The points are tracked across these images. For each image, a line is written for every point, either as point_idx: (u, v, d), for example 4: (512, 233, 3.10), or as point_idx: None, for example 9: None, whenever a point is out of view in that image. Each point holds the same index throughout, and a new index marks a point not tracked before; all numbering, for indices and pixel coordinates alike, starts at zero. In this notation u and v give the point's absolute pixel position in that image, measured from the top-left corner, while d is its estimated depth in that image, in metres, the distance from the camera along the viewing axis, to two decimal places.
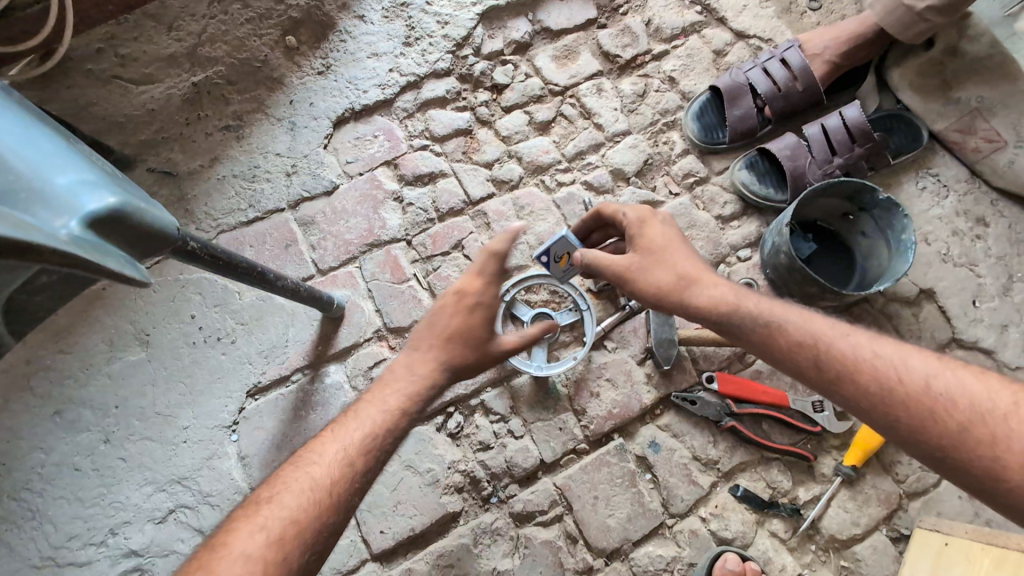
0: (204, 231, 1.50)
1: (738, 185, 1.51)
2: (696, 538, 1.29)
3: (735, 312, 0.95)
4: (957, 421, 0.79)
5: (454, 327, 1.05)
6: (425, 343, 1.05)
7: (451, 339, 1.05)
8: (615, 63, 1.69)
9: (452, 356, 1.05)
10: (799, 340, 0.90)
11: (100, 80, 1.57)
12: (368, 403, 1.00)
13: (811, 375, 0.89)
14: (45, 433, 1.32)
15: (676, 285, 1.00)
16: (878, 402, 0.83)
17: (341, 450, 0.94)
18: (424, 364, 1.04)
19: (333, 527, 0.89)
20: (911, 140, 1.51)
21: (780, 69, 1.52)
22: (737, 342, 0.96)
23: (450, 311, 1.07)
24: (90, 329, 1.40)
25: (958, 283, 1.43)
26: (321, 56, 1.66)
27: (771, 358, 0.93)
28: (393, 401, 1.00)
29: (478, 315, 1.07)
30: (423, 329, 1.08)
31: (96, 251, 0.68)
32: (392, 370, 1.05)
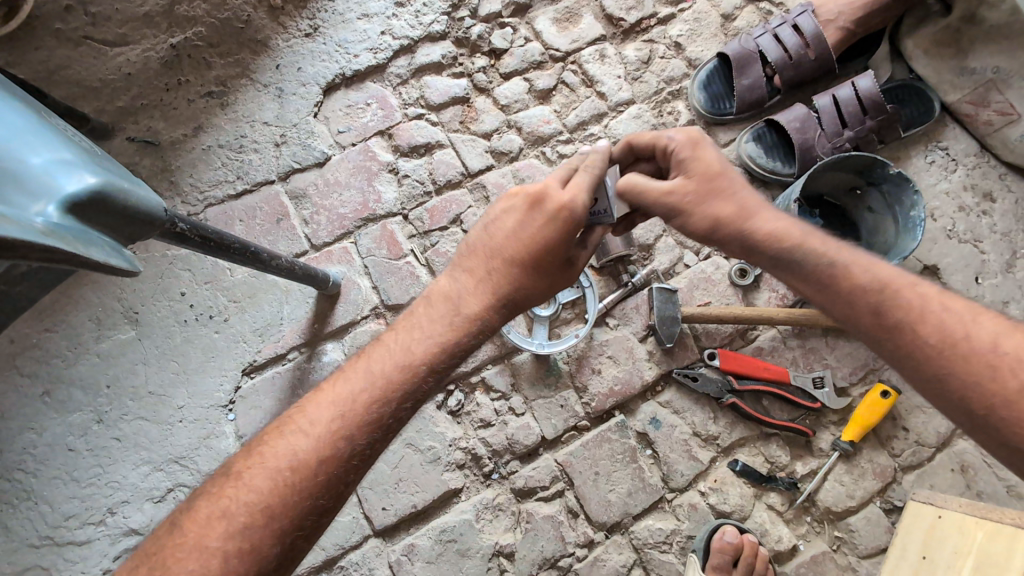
0: (191, 205, 1.44)
1: (745, 157, 1.47)
2: (695, 512, 1.31)
3: (797, 248, 0.94)
4: (1012, 387, 0.79)
5: (524, 239, 0.94)
6: (483, 261, 0.96)
7: (513, 259, 0.94)
8: (619, 28, 1.61)
9: (513, 283, 0.95)
10: (859, 287, 0.90)
11: (69, 40, 1.46)
12: (394, 338, 0.93)
13: (867, 325, 0.90)
14: (35, 412, 1.29)
15: (735, 221, 0.96)
16: (936, 356, 0.84)
17: (330, 419, 0.85)
18: (478, 292, 0.95)
19: (316, 509, 0.82)
20: (923, 112, 1.47)
21: (791, 35, 1.46)
22: (797, 282, 0.96)
23: (524, 218, 0.95)
24: (76, 307, 1.35)
25: (963, 260, 1.42)
26: (308, 16, 1.57)
27: (827, 304, 0.94)
28: (408, 356, 0.91)
29: (553, 226, 0.93)
30: (484, 240, 0.97)
31: (78, 240, 0.62)
32: (433, 302, 0.96)
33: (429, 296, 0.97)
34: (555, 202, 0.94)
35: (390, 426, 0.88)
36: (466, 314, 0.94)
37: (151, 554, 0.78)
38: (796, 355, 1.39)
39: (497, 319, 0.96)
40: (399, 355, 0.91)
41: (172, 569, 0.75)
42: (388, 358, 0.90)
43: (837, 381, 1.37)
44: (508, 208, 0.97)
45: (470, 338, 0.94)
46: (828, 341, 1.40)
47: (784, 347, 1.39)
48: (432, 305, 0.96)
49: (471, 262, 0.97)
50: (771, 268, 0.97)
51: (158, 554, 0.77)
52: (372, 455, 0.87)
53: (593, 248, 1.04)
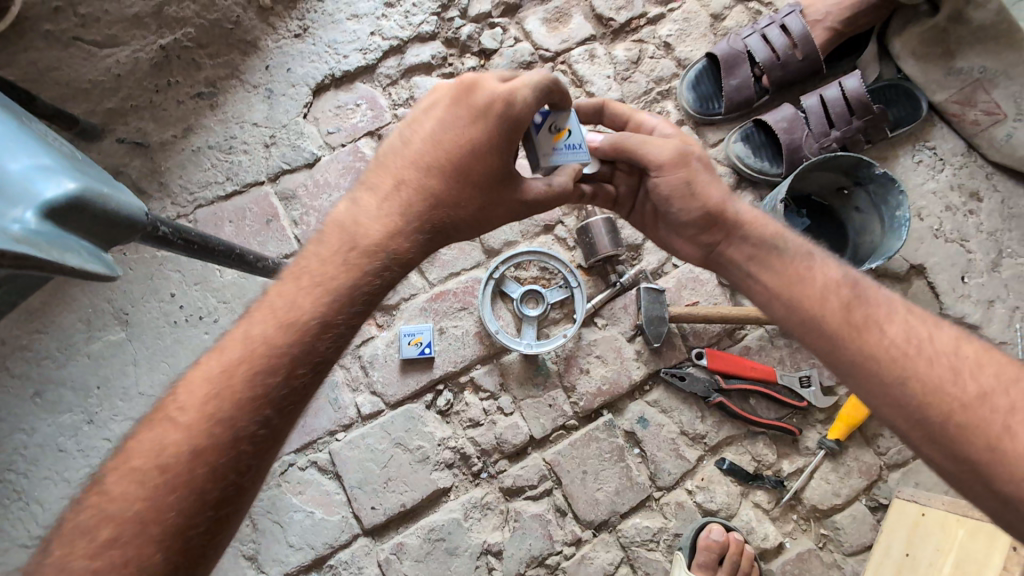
0: (180, 206, 1.44)
1: (733, 158, 1.48)
2: (682, 510, 1.32)
3: (774, 241, 0.97)
4: (972, 392, 0.77)
5: (446, 144, 0.83)
6: (394, 172, 0.84)
7: (432, 165, 0.83)
8: (609, 28, 1.62)
9: (432, 194, 0.83)
10: (828, 283, 0.90)
11: (58, 42, 1.45)
12: (284, 290, 0.78)
13: (831, 320, 0.87)
14: (26, 413, 1.30)
15: (715, 205, 0.97)
16: (893, 357, 0.82)
17: (204, 400, 0.72)
18: (392, 204, 0.83)
19: (202, 508, 0.69)
20: (910, 112, 1.47)
21: (779, 36, 1.46)
22: (762, 272, 0.96)
23: (444, 118, 0.84)
24: (66, 308, 1.36)
25: (950, 259, 1.43)
26: (297, 17, 1.57)
27: (792, 296, 0.92)
28: (294, 310, 0.77)
29: (481, 126, 0.83)
30: (397, 148, 0.85)
31: (54, 245, 0.63)
32: (337, 228, 0.82)
33: (329, 225, 0.83)
34: (483, 95, 0.83)
35: (285, 401, 0.75)
36: (366, 247, 0.81)
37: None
38: (783, 354, 1.40)
39: (416, 240, 0.83)
40: (287, 313, 0.77)
41: None
42: (267, 316, 0.77)
43: (824, 380, 1.38)
44: (426, 110, 0.86)
45: (382, 264, 0.81)
46: None
47: (772, 346, 1.40)
48: (326, 240, 0.82)
49: (378, 181, 0.84)
50: (740, 262, 0.98)
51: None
52: (269, 436, 0.74)
53: (571, 175, 0.93)
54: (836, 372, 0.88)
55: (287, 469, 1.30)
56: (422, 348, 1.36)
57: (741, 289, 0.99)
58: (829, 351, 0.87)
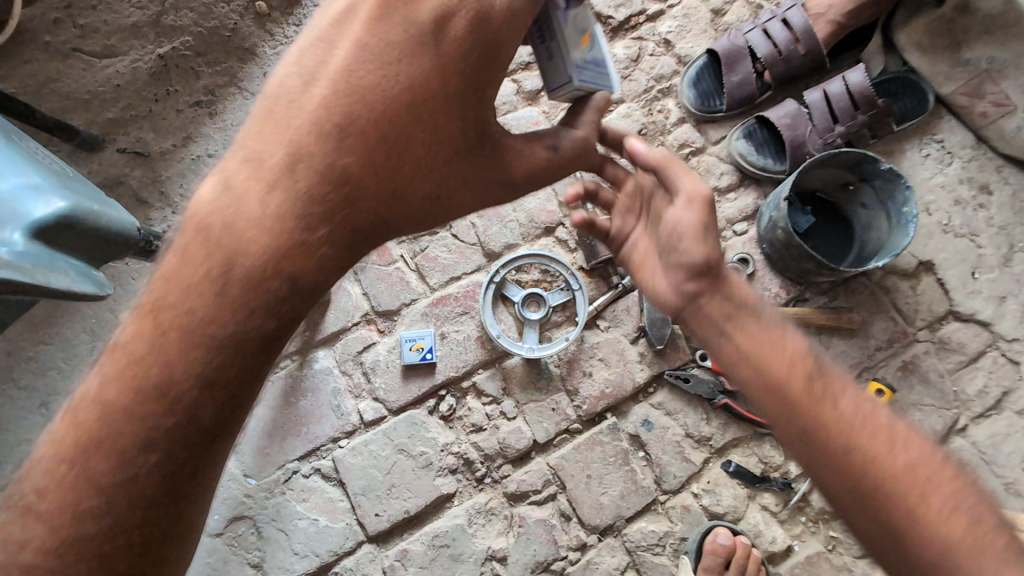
0: (181, 215, 1.44)
1: (735, 155, 1.46)
2: (688, 514, 1.30)
3: (742, 300, 0.80)
4: (903, 462, 0.70)
5: (368, 85, 0.69)
6: (298, 124, 0.68)
7: (345, 120, 0.68)
8: (608, 26, 1.60)
9: (347, 158, 0.69)
10: (794, 353, 0.76)
11: (59, 53, 1.47)
12: (162, 309, 0.66)
13: (791, 391, 0.74)
14: (33, 425, 1.31)
15: (715, 256, 0.79)
16: (838, 431, 0.71)
17: (94, 444, 0.65)
18: (292, 179, 0.68)
19: (122, 548, 0.67)
20: (917, 105, 1.44)
21: (781, 30, 1.44)
22: (727, 329, 0.78)
23: (363, 50, 0.69)
24: (70, 319, 1.36)
25: (959, 255, 1.40)
26: (295, 23, 1.56)
27: (753, 359, 0.76)
28: (166, 312, 0.66)
29: (411, 68, 0.69)
30: (298, 92, 0.69)
31: (42, 266, 0.62)
32: (214, 230, 0.67)
33: (195, 226, 0.68)
34: (402, 21, 0.69)
35: (184, 440, 0.66)
36: (245, 264, 0.66)
37: None
38: None
39: (325, 229, 0.69)
40: (160, 320, 0.66)
41: None
42: (134, 337, 0.66)
43: None
44: (330, 36, 0.70)
45: (274, 269, 0.67)
46: (822, 339, 1.38)
47: None
48: (196, 241, 0.67)
49: (262, 149, 0.69)
50: (713, 319, 0.79)
51: None
52: (181, 474, 0.68)
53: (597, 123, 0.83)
54: (780, 442, 0.76)
55: (290, 477, 1.30)
56: (423, 354, 1.36)
57: (703, 348, 0.81)
58: (775, 418, 0.75)
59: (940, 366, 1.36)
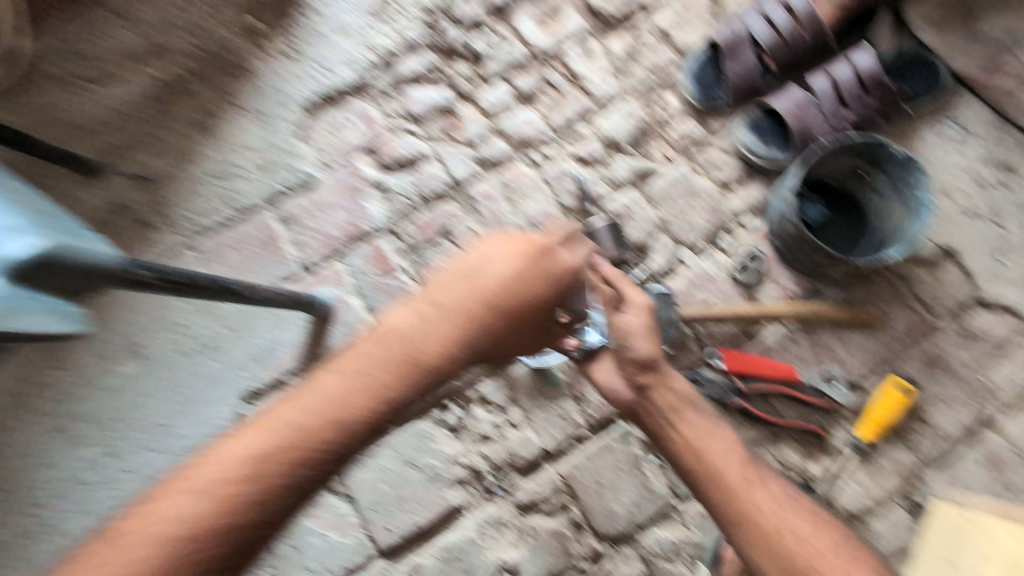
0: (183, 235, 1.45)
1: (740, 148, 1.43)
2: (704, 519, 1.27)
3: (687, 394, 1.01)
4: (826, 542, 0.89)
5: (513, 295, 0.87)
6: (444, 321, 0.84)
7: (480, 320, 0.85)
8: (602, 20, 1.56)
9: (471, 346, 0.85)
10: (732, 444, 0.98)
11: (59, 82, 1.50)
12: (256, 447, 0.75)
13: (735, 484, 0.92)
14: (48, 449, 1.33)
15: (658, 363, 1.01)
16: (777, 515, 0.90)
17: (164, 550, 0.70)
18: (422, 365, 0.83)
19: None
20: (930, 84, 1.37)
21: (782, 14, 1.38)
22: (677, 428, 0.98)
23: (513, 266, 0.87)
24: (80, 343, 1.38)
25: (983, 239, 1.33)
26: (286, 37, 1.56)
27: (701, 453, 0.95)
28: (264, 452, 0.75)
29: (548, 282, 0.89)
30: (451, 293, 0.86)
31: None
32: (327, 396, 0.79)
33: (324, 395, 0.79)
34: (546, 253, 0.90)
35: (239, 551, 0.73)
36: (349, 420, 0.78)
37: None
38: (805, 351, 1.32)
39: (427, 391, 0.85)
40: (265, 460, 0.75)
41: None
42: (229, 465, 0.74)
43: (850, 375, 1.30)
44: (486, 253, 0.88)
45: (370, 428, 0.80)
46: (838, 334, 1.32)
47: (793, 343, 1.33)
48: (304, 407, 0.78)
49: (395, 332, 0.83)
50: (661, 409, 0.99)
51: None
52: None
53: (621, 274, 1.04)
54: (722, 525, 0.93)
55: None
56: None
57: (654, 437, 1.00)
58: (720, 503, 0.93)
59: (966, 357, 1.30)
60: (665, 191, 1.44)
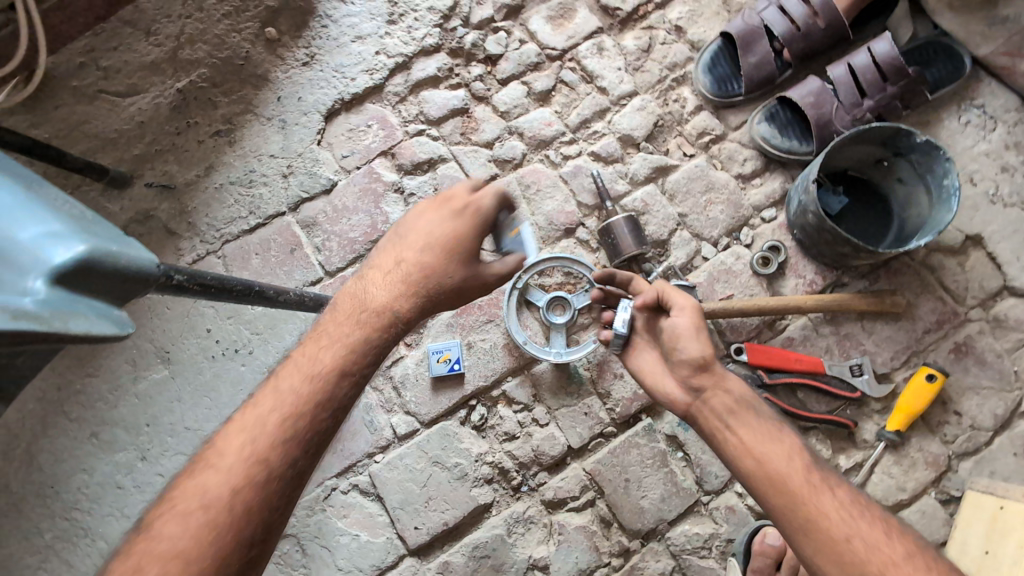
0: (209, 242, 1.48)
1: (758, 139, 1.41)
2: (733, 514, 1.27)
3: (742, 397, 0.97)
4: (901, 551, 0.83)
5: (436, 240, 0.92)
6: (387, 270, 0.91)
7: (418, 265, 0.91)
8: (616, 18, 1.56)
9: (414, 287, 0.90)
10: (795, 449, 0.92)
11: (86, 96, 1.53)
12: (251, 414, 0.81)
13: (800, 489, 0.87)
14: (84, 455, 1.37)
15: (716, 365, 0.99)
16: (847, 520, 0.85)
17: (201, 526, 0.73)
18: (381, 316, 0.88)
19: None
20: (952, 70, 1.36)
21: (798, 5, 1.38)
22: (738, 432, 0.93)
23: (433, 216, 0.93)
24: (113, 350, 1.42)
25: (1010, 225, 1.31)
26: (304, 46, 1.58)
27: (761, 459, 0.90)
28: (265, 417, 0.80)
29: (466, 224, 0.93)
30: (392, 247, 0.93)
31: (61, 312, 0.59)
32: (316, 359, 0.85)
33: (297, 354, 0.86)
34: (453, 199, 0.95)
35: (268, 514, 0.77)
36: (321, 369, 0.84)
37: None
38: (830, 343, 1.31)
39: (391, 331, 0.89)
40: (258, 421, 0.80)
41: None
42: (240, 434, 0.79)
43: (877, 367, 1.29)
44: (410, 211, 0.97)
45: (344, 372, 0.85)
46: (864, 325, 1.31)
47: (818, 336, 1.32)
48: (286, 370, 0.84)
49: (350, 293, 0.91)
50: (717, 413, 0.96)
51: None
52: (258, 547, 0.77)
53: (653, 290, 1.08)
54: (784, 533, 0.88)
55: (329, 494, 1.31)
56: (451, 365, 1.35)
57: (712, 441, 0.97)
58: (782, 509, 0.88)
59: (996, 346, 1.28)
60: (684, 186, 1.44)
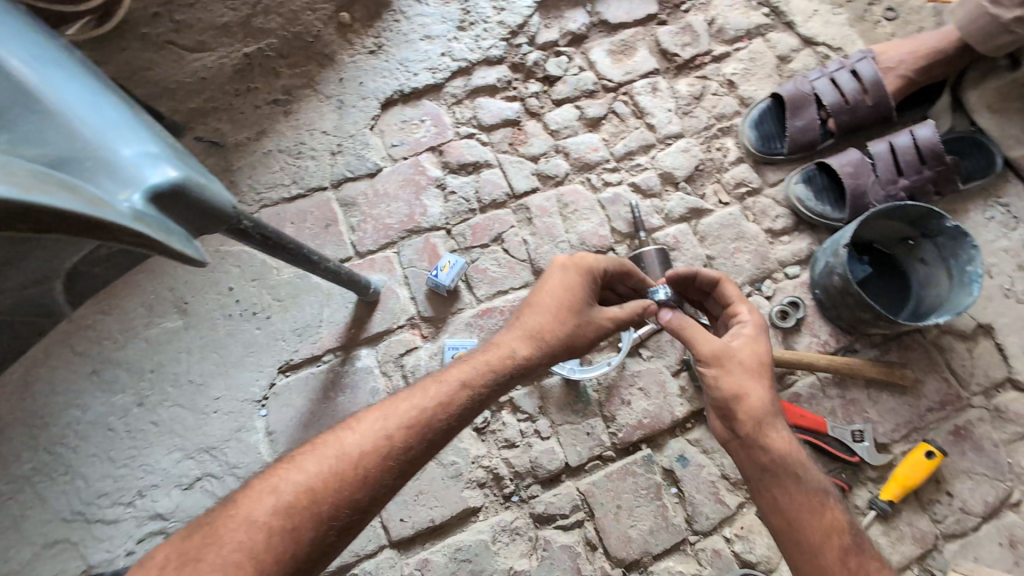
0: (247, 204, 1.50)
1: (793, 199, 1.46)
2: (718, 558, 1.26)
3: (789, 462, 0.96)
4: None
5: (558, 293, 1.05)
6: (523, 310, 1.06)
7: (546, 324, 1.02)
8: (673, 62, 1.63)
9: (544, 341, 1.02)
10: (833, 526, 0.92)
11: (154, 44, 1.57)
12: (390, 405, 0.94)
13: (828, 565, 0.89)
14: (81, 390, 1.35)
15: (761, 416, 0.98)
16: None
17: (329, 474, 0.86)
18: (501, 350, 1.01)
19: (299, 552, 0.81)
20: (985, 166, 1.43)
21: (849, 80, 1.45)
22: (774, 490, 0.96)
23: (564, 275, 1.07)
24: (132, 292, 1.42)
25: (1021, 321, 1.36)
26: (374, 35, 1.64)
27: (793, 525, 0.93)
28: (411, 414, 0.93)
29: (583, 283, 1.07)
30: (534, 297, 1.06)
31: (160, 228, 0.68)
32: (442, 376, 0.98)
33: (433, 379, 0.98)
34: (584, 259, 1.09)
35: (381, 492, 0.88)
36: (467, 390, 0.96)
37: (204, 524, 0.82)
38: (835, 405, 1.34)
39: (513, 374, 1.00)
40: (402, 413, 0.93)
41: (222, 541, 0.79)
42: (390, 419, 0.92)
43: (878, 436, 1.31)
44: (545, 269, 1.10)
45: (446, 418, 0.94)
46: (870, 393, 1.34)
47: (824, 396, 1.34)
48: (439, 380, 0.97)
49: (499, 338, 1.03)
50: (756, 467, 0.98)
51: (210, 523, 0.82)
52: (358, 519, 0.86)
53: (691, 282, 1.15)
54: None
55: None
56: None
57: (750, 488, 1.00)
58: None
59: (994, 436, 1.31)
60: (715, 231, 1.48)
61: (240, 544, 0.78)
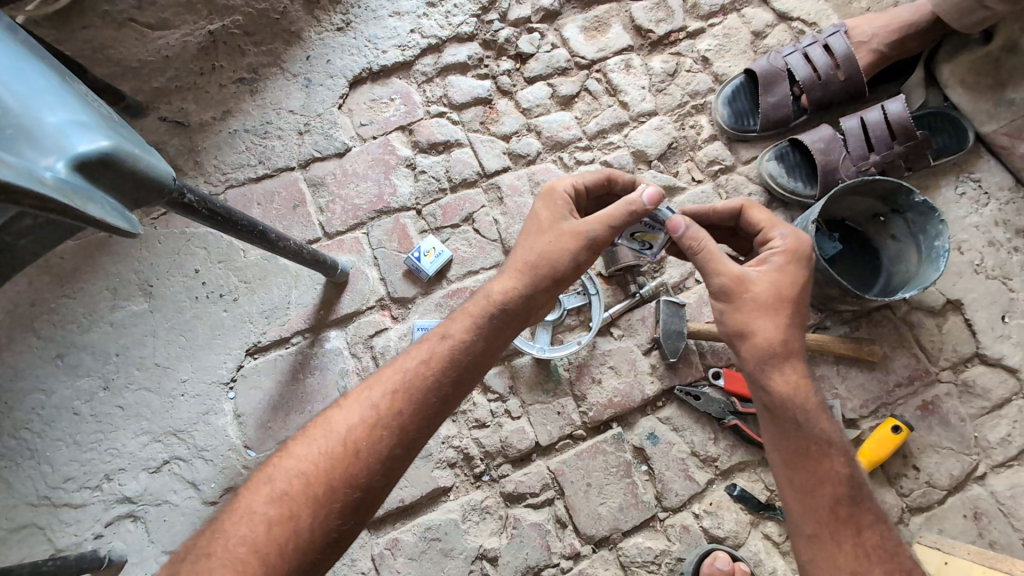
0: (213, 185, 1.47)
1: (765, 176, 1.45)
2: (687, 534, 1.27)
3: (791, 406, 0.93)
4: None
5: (531, 228, 1.05)
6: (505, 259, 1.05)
7: (523, 265, 1.01)
8: (647, 39, 1.61)
9: (526, 283, 1.00)
10: (829, 475, 0.90)
11: (115, 22, 1.53)
12: (381, 376, 0.94)
13: (816, 507, 0.90)
14: (46, 374, 1.33)
15: (768, 355, 0.94)
16: (852, 555, 0.86)
17: (322, 457, 0.85)
18: (489, 301, 1.00)
19: (302, 537, 0.81)
20: (955, 142, 1.43)
21: (822, 55, 1.44)
22: (776, 430, 0.95)
23: (535, 210, 1.06)
24: (96, 274, 1.40)
25: (989, 296, 1.36)
26: (342, 12, 1.60)
27: (788, 465, 0.93)
28: (401, 382, 0.92)
29: (556, 208, 1.04)
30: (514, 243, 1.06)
31: (80, 197, 0.65)
32: (429, 337, 0.98)
33: (421, 343, 0.98)
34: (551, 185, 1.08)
35: (384, 468, 0.86)
36: (449, 346, 0.95)
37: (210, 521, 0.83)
38: None
39: (503, 326, 0.99)
40: (386, 381, 0.92)
41: (228, 532, 0.80)
42: (378, 392, 0.91)
43: (846, 412, 1.32)
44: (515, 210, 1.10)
45: (439, 370, 0.93)
46: (839, 370, 1.34)
47: None
48: (423, 343, 0.97)
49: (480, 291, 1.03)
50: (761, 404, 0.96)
51: (216, 520, 0.82)
52: (363, 502, 0.85)
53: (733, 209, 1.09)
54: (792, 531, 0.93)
55: None
56: None
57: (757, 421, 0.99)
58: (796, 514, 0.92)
59: (961, 410, 1.32)
60: None
61: (243, 539, 0.79)
